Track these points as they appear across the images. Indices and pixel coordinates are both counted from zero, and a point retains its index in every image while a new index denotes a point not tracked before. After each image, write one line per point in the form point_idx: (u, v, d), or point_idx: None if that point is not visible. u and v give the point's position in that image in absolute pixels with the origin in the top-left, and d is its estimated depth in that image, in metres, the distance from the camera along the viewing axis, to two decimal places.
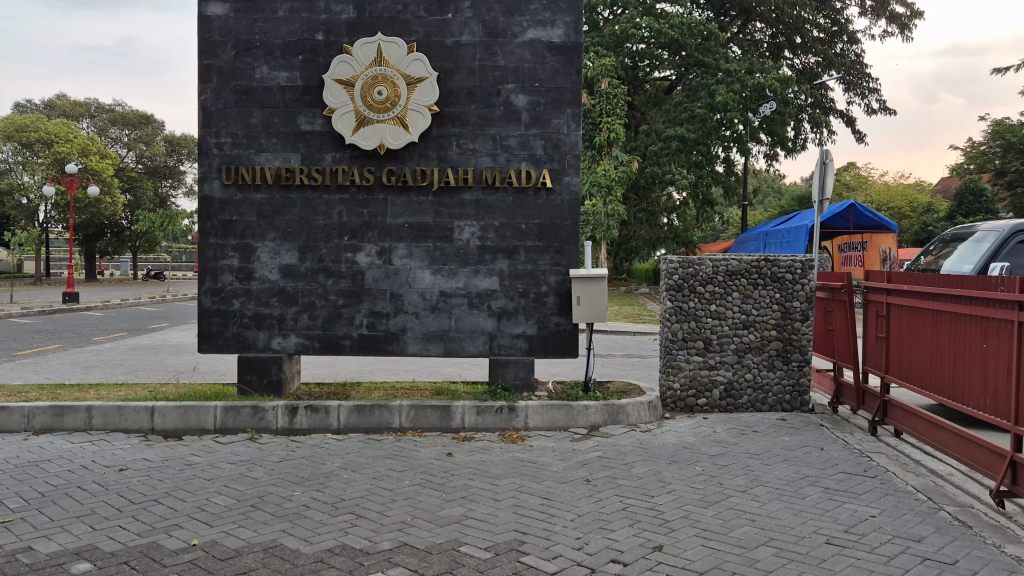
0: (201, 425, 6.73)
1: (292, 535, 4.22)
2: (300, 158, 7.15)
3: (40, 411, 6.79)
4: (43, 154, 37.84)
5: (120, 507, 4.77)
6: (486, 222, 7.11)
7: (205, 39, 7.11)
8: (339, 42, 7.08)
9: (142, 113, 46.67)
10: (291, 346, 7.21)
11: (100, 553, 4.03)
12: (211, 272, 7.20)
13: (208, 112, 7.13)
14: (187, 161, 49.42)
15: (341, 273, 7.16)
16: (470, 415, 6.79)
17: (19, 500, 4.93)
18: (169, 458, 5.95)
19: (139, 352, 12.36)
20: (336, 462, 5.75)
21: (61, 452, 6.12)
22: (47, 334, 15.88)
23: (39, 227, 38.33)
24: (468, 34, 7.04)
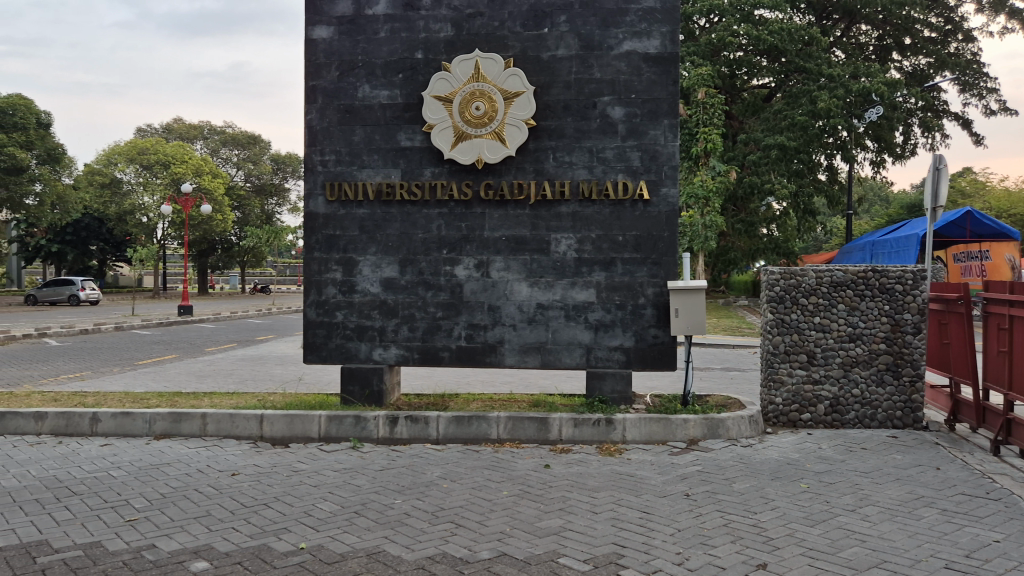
0: (306, 433, 6.95)
1: (394, 541, 4.31)
2: (400, 174, 7.34)
3: (160, 416, 7.19)
4: (162, 175, 40.02)
5: (233, 510, 4.99)
6: (582, 234, 7.12)
7: (311, 61, 7.40)
8: (438, 60, 7.25)
9: (250, 134, 48.80)
10: (391, 357, 7.38)
11: (216, 552, 4.23)
12: (315, 285, 7.46)
13: (313, 131, 7.42)
14: (292, 178, 51.32)
15: (440, 285, 7.30)
16: (568, 427, 6.78)
17: (143, 500, 5.23)
18: (277, 465, 6.19)
19: (248, 363, 12.88)
20: (437, 471, 5.85)
21: (179, 456, 6.45)
22: (165, 345, 16.74)
23: (157, 244, 40.54)
24: (565, 47, 7.08)
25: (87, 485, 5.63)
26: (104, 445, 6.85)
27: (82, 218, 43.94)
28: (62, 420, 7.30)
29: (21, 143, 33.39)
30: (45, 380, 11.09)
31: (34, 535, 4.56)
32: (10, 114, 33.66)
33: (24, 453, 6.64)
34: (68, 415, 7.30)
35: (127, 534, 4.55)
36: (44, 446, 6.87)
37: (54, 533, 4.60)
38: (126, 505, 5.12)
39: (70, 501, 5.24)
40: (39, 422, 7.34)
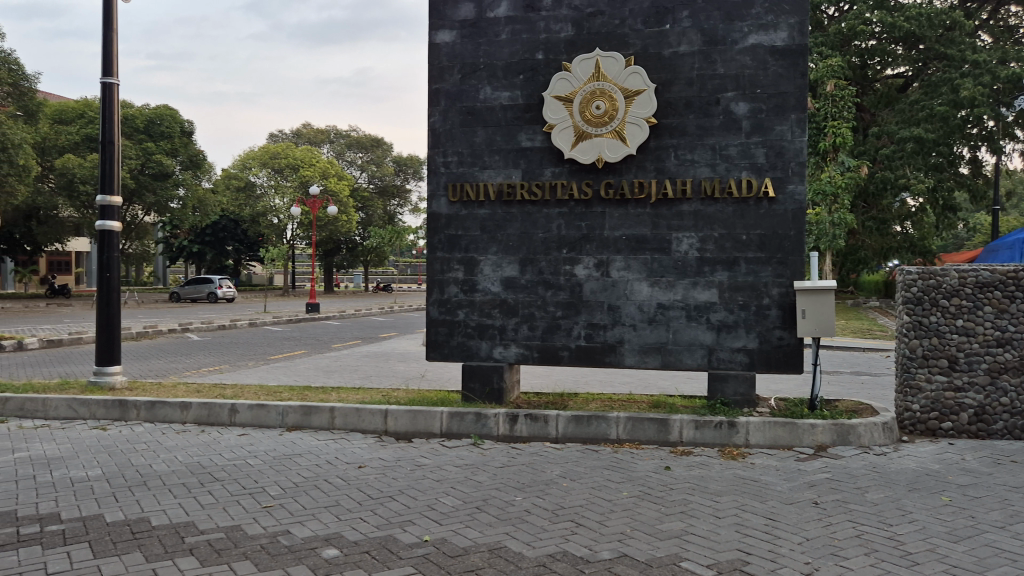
0: (429, 428, 7.13)
1: (516, 538, 4.37)
2: (521, 174, 7.41)
3: (292, 409, 7.54)
4: (292, 178, 41.85)
5: (361, 501, 5.18)
6: (705, 233, 6.98)
7: (435, 65, 7.58)
8: (559, 60, 7.28)
9: (373, 137, 50.47)
10: (511, 356, 7.47)
11: (346, 540, 4.40)
12: (438, 284, 7.65)
13: (437, 133, 7.60)
14: (413, 179, 52.63)
15: (560, 284, 7.32)
16: (689, 429, 6.67)
17: (279, 488, 5.51)
18: (402, 458, 6.38)
19: (371, 359, 13.33)
20: (556, 470, 5.88)
21: (309, 447, 6.74)
22: (294, 340, 17.54)
23: (287, 244, 42.36)
24: (687, 43, 6.96)
25: (228, 472, 5.98)
26: (243, 435, 7.25)
27: (220, 220, 46.58)
28: (205, 410, 7.77)
29: (166, 150, 35.79)
30: (189, 372, 11.84)
31: (183, 516, 4.88)
32: (157, 124, 36.15)
33: (171, 439, 7.12)
34: (210, 405, 7.76)
35: (264, 519, 4.81)
36: (189, 434, 7.36)
37: (200, 515, 4.91)
38: (262, 492, 5.40)
39: (213, 486, 5.58)
40: (185, 411, 7.83)
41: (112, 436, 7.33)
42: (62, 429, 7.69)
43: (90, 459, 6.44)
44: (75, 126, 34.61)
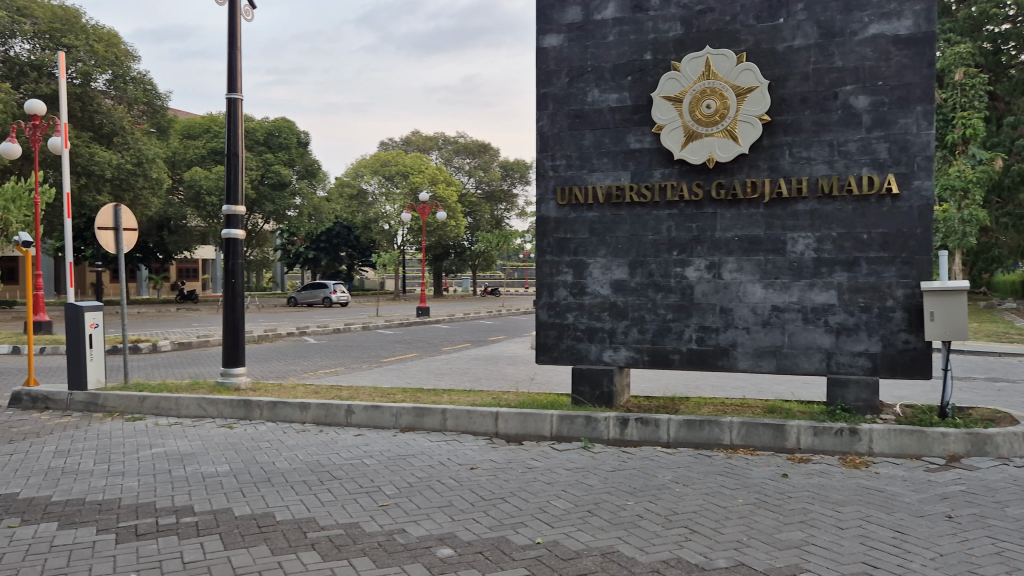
0: (539, 431, 7.16)
1: (628, 542, 4.33)
2: (630, 176, 7.36)
3: (406, 411, 7.73)
4: (402, 184, 42.85)
5: (474, 502, 5.25)
6: (822, 233, 6.74)
7: (542, 70, 7.62)
8: (667, 60, 7.19)
9: (481, 143, 51.18)
10: (621, 359, 7.42)
11: (459, 540, 4.48)
12: (547, 287, 7.68)
13: (545, 137, 7.63)
14: (520, 183, 52.93)
15: (671, 287, 7.22)
16: (807, 436, 6.44)
17: (394, 488, 5.65)
18: (513, 460, 6.43)
19: (481, 362, 13.49)
20: (669, 475, 5.79)
21: (422, 448, 6.89)
22: (406, 343, 17.95)
23: (397, 249, 43.41)
24: (802, 37, 6.75)
25: (346, 470, 6.19)
26: (358, 435, 7.48)
27: (334, 227, 48.31)
28: (323, 411, 8.06)
29: (283, 161, 37.47)
30: (307, 374, 12.32)
31: (304, 513, 5.07)
32: (276, 135, 37.96)
33: (292, 438, 7.43)
34: (328, 405, 8.05)
35: (381, 517, 4.95)
36: (308, 433, 7.65)
37: (320, 511, 5.10)
38: (378, 491, 5.56)
39: (332, 484, 5.79)
40: (305, 411, 8.15)
41: (238, 434, 7.71)
42: (193, 427, 8.14)
43: (218, 455, 6.79)
44: (202, 140, 36.69)
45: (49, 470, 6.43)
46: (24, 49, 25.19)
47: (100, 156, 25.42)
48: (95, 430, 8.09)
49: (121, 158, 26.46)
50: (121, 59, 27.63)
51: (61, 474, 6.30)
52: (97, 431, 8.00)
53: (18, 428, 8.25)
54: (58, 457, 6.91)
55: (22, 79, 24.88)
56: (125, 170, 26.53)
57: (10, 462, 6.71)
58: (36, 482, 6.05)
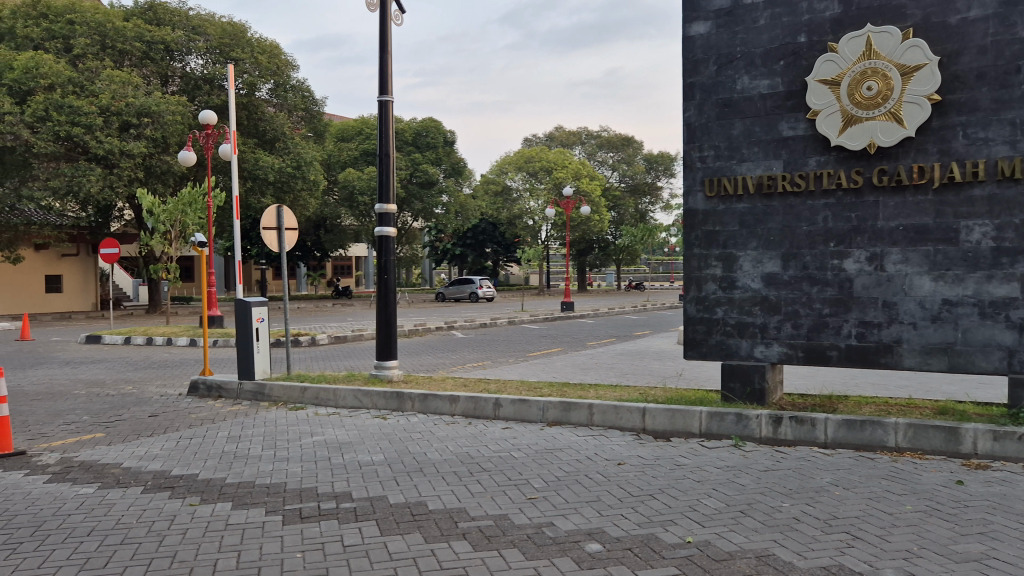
0: (687, 428, 7.02)
1: (785, 546, 4.16)
2: (783, 165, 7.07)
3: (552, 405, 7.77)
4: (545, 180, 43.05)
5: (622, 498, 5.21)
6: (1002, 220, 6.19)
7: (689, 59, 7.44)
8: (824, 41, 6.84)
9: (624, 136, 50.74)
10: (773, 355, 7.16)
11: (608, 536, 4.46)
12: (695, 281, 7.52)
13: (692, 128, 7.46)
14: (664, 176, 51.95)
15: (828, 280, 6.89)
16: (985, 441, 5.96)
17: (542, 481, 5.69)
18: (660, 457, 6.33)
19: (627, 357, 13.36)
20: (827, 477, 5.53)
21: (569, 442, 6.91)
22: (552, 338, 18.04)
23: (541, 244, 43.69)
24: (978, 7, 6.22)
25: (495, 462, 6.30)
26: (506, 428, 7.60)
27: (479, 224, 49.35)
28: (472, 404, 8.25)
29: (431, 160, 38.67)
30: (456, 367, 12.64)
31: (455, 503, 5.21)
32: (423, 135, 39.20)
33: (442, 430, 7.63)
34: (476, 399, 8.22)
35: (529, 510, 5.01)
36: (458, 426, 7.85)
37: (470, 502, 5.21)
38: (526, 484, 5.62)
39: (481, 475, 5.90)
40: (454, 404, 8.36)
41: (391, 424, 8.02)
42: (349, 417, 8.53)
43: (374, 445, 7.09)
44: (355, 143, 38.38)
45: (223, 453, 6.93)
46: (198, 64, 27.26)
47: (264, 161, 27.15)
48: (262, 418, 8.64)
49: (282, 162, 27.99)
50: (282, 69, 29.10)
51: (234, 458, 6.78)
52: (264, 419, 8.55)
53: (195, 414, 8.93)
54: (231, 442, 7.43)
55: (196, 92, 26.97)
56: (286, 174, 28.10)
57: (189, 446, 7.27)
58: (212, 465, 6.52)
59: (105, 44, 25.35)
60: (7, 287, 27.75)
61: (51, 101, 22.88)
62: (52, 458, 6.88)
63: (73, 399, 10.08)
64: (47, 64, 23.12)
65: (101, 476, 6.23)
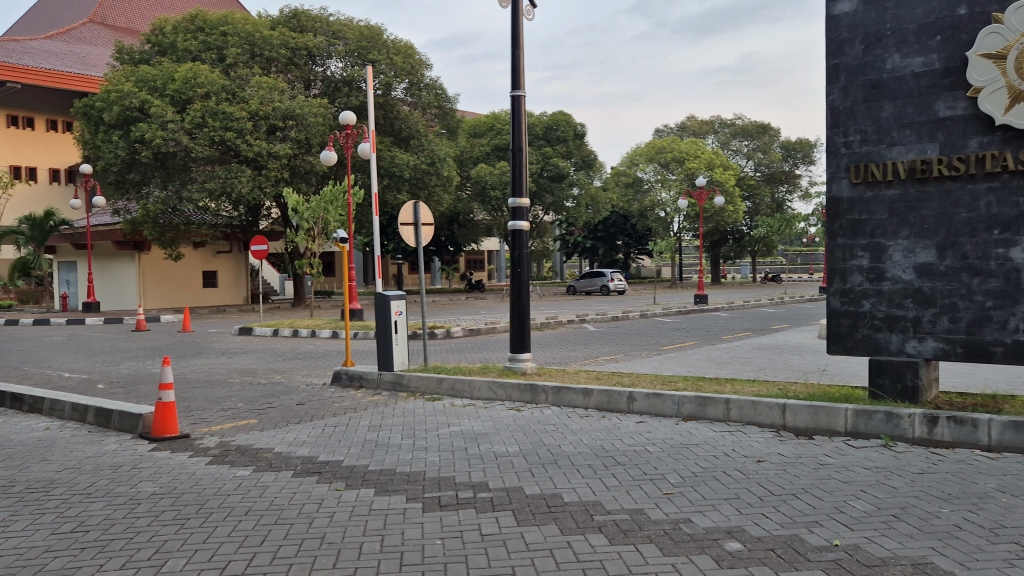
0: (832, 426, 6.72)
1: (944, 554, 3.91)
2: (938, 148, 6.63)
3: (688, 399, 7.63)
4: (677, 171, 42.24)
5: (762, 496, 5.04)
6: None
7: (834, 39, 7.11)
8: (987, 13, 6.34)
9: (760, 124, 49.12)
10: (928, 351, 6.73)
11: (749, 535, 4.33)
12: (840, 273, 7.19)
13: (836, 112, 7.12)
14: (803, 164, 49.90)
15: (990, 271, 6.42)
16: None
17: (678, 476, 5.60)
18: (803, 456, 6.08)
19: (765, 351, 12.94)
20: (992, 483, 5.15)
21: (705, 438, 6.76)
22: (686, 332, 17.70)
23: (673, 236, 42.95)
24: None
25: (629, 457, 6.25)
26: (640, 422, 7.52)
27: (610, 217, 49.07)
28: (605, 397, 8.22)
29: (562, 153, 38.77)
30: (588, 360, 12.61)
31: (590, 495, 5.20)
32: (554, 129, 39.24)
33: (577, 423, 7.64)
34: (610, 392, 8.18)
35: (666, 505, 4.93)
36: (592, 418, 7.83)
37: (606, 496, 5.19)
38: (662, 479, 5.54)
39: (616, 469, 5.86)
40: (587, 397, 8.35)
41: (526, 416, 8.09)
42: (485, 408, 8.68)
43: (509, 436, 7.19)
44: (487, 139, 38.99)
45: (365, 442, 7.20)
46: (337, 67, 28.38)
47: (399, 159, 28.02)
48: (401, 408, 8.92)
49: (417, 160, 28.83)
50: (416, 68, 29.70)
51: (376, 445, 7.04)
52: (404, 409, 8.83)
53: (339, 403, 9.34)
54: (372, 430, 7.71)
55: (336, 94, 28.05)
56: (421, 170, 28.97)
57: (334, 433, 7.61)
58: (355, 452, 6.79)
59: (254, 52, 26.99)
60: (170, 284, 29.85)
61: (206, 107, 24.48)
62: (212, 442, 7.37)
63: (229, 387, 10.76)
64: (202, 74, 24.81)
65: (256, 459, 6.62)
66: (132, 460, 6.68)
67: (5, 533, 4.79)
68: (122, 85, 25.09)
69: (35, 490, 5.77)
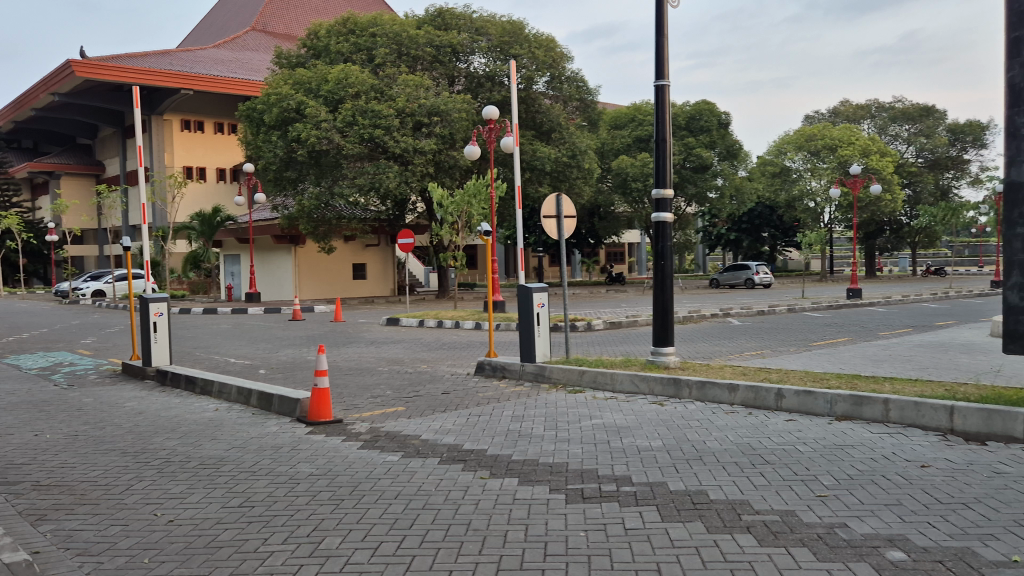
0: (1007, 432, 6.19)
1: None
2: None
3: (842, 398, 7.26)
4: (829, 159, 40.20)
5: (928, 504, 4.72)
6: None
7: (1014, 13, 6.56)
8: None
9: (923, 106, 46.08)
10: None
11: (913, 545, 4.06)
12: (1018, 266, 6.63)
13: (1016, 90, 6.55)
14: (973, 148, 46.37)
15: None
16: None
17: (832, 479, 5.33)
18: (974, 463, 5.64)
19: (927, 349, 12.14)
20: None
21: (862, 439, 6.41)
22: (839, 327, 16.87)
23: (824, 227, 40.99)
24: None
25: (778, 456, 6.01)
26: (789, 421, 7.23)
27: (755, 208, 47.43)
28: (752, 394, 7.95)
29: (705, 143, 37.80)
30: (734, 355, 12.31)
31: (737, 494, 5.04)
32: (697, 119, 38.24)
33: (722, 419, 7.44)
34: (757, 388, 7.91)
35: (820, 508, 4.70)
36: (738, 415, 7.60)
37: (754, 495, 5.01)
38: (815, 481, 5.29)
39: (765, 468, 5.64)
40: (733, 393, 8.12)
41: (669, 411, 7.95)
42: (627, 401, 8.60)
43: (652, 431, 7.08)
44: (628, 130, 38.58)
45: (508, 431, 7.28)
46: (481, 63, 28.80)
47: (541, 152, 28.16)
48: (543, 399, 8.99)
49: (559, 153, 28.97)
50: (557, 62, 29.66)
51: (519, 435, 7.12)
52: (546, 400, 8.89)
53: (483, 393, 9.51)
54: (515, 421, 7.79)
55: (480, 90, 28.59)
56: (562, 163, 29.13)
57: (478, 422, 7.74)
58: (499, 442, 6.88)
59: (402, 51, 27.94)
60: (324, 276, 31.40)
61: (357, 107, 25.57)
62: (363, 427, 7.68)
63: (378, 375, 11.20)
64: (353, 74, 25.90)
65: (404, 446, 6.84)
66: (291, 442, 7.07)
67: (182, 504, 5.18)
68: (281, 88, 26.62)
69: (207, 467, 6.21)
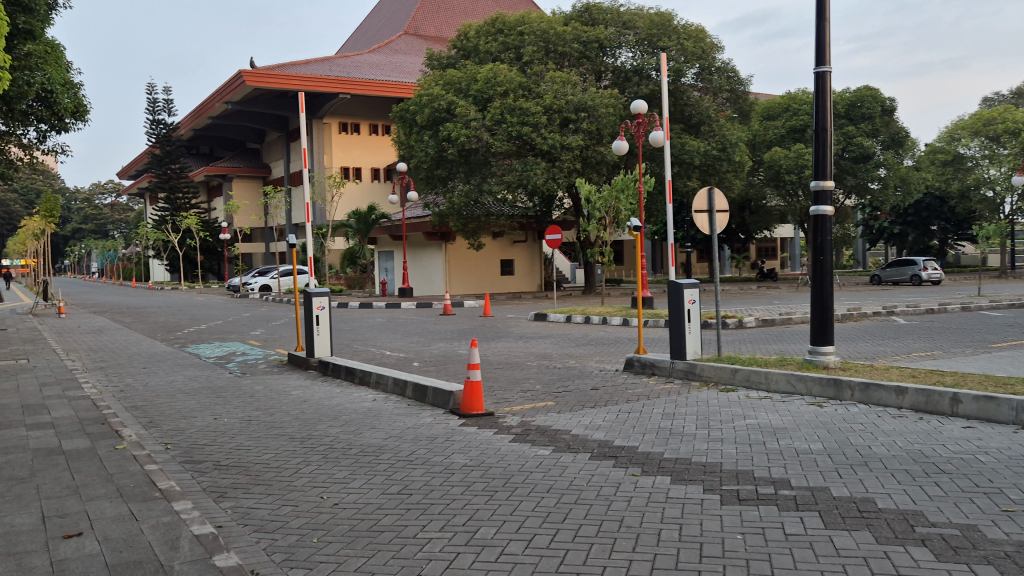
0: None
1: None
2: None
3: None
4: (1011, 144, 37.01)
5: None
6: None
7: None
8: None
9: None
10: None
11: None
12: None
13: None
14: None
15: None
16: None
17: (1020, 493, 4.90)
18: None
19: None
20: None
21: None
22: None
23: (1005, 219, 37.80)
24: None
25: (956, 465, 5.58)
26: (968, 427, 6.71)
27: (923, 199, 44.20)
28: (924, 397, 7.45)
29: (867, 132, 35.74)
30: (901, 356, 11.58)
31: (909, 504, 4.73)
32: (859, 106, 36.22)
33: (889, 423, 6.99)
34: (929, 392, 7.41)
35: (1007, 524, 4.33)
36: (908, 420, 7.13)
37: (929, 506, 4.68)
38: (1000, 494, 4.87)
39: (941, 478, 5.26)
40: (901, 396, 7.64)
41: (829, 413, 7.57)
42: (783, 402, 8.26)
43: (811, 432, 6.76)
44: (781, 120, 37.09)
45: (659, 429, 7.17)
46: (628, 57, 28.47)
47: (690, 145, 27.53)
48: (694, 397, 8.79)
49: (708, 146, 28.25)
50: (708, 52, 28.84)
51: (669, 433, 6.99)
52: (696, 398, 8.70)
53: (632, 389, 9.42)
54: (665, 418, 7.67)
55: (627, 83, 28.34)
56: (711, 157, 28.44)
57: (628, 419, 7.68)
58: (650, 439, 6.79)
59: (549, 48, 28.14)
60: (473, 271, 32.11)
61: (505, 105, 25.94)
62: (515, 420, 7.79)
63: (527, 369, 11.32)
64: (502, 73, 26.25)
65: (555, 440, 6.88)
66: (445, 433, 7.27)
67: (345, 489, 5.44)
68: (432, 88, 27.44)
69: (368, 454, 6.49)
